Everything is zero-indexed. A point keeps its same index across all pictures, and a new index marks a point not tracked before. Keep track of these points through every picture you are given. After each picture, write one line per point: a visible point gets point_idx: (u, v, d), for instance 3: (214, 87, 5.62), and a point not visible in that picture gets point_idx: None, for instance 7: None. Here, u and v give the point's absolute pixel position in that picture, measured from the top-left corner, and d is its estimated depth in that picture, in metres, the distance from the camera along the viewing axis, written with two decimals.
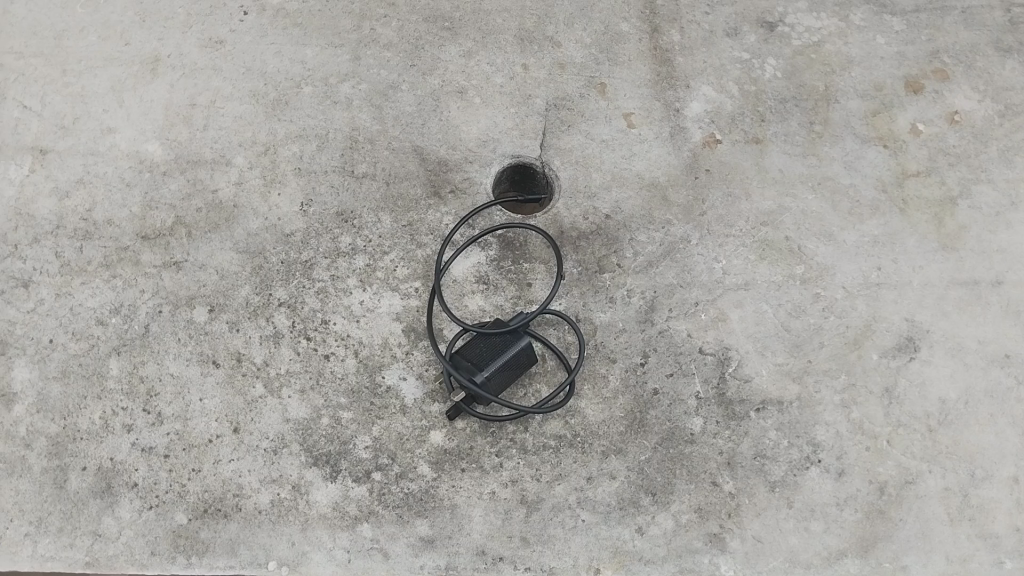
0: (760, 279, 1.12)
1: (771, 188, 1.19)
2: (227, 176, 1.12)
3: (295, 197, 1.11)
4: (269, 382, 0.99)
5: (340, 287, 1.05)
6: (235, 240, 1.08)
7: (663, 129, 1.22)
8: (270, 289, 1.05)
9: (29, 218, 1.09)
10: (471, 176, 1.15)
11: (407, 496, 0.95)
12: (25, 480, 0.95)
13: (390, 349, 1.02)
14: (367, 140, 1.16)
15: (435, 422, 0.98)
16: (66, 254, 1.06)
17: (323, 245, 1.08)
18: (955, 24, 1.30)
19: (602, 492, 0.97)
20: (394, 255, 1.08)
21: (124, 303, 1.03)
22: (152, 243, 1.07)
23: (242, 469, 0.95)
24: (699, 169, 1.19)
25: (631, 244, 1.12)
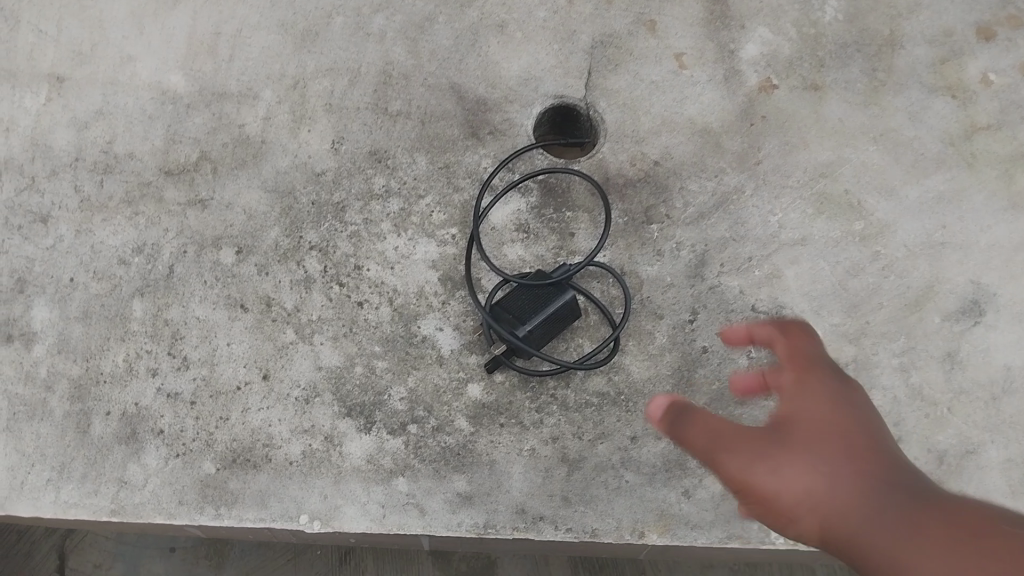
0: (816, 234, 1.06)
1: (830, 139, 1.11)
2: (255, 110, 1.06)
3: (327, 134, 1.05)
4: (300, 329, 0.95)
5: (374, 231, 1.00)
6: (263, 179, 1.02)
7: (717, 72, 1.14)
8: (300, 231, 0.99)
9: (47, 150, 1.03)
10: (511, 117, 1.08)
11: (444, 450, 0.90)
12: (47, 423, 0.92)
13: (427, 298, 0.97)
14: (402, 75, 1.09)
15: (473, 374, 0.93)
16: (86, 188, 1.01)
17: (355, 186, 1.02)
18: None
19: (647, 452, 0.91)
20: (431, 199, 1.02)
21: (147, 243, 0.98)
22: (176, 179, 1.01)
23: (273, 418, 0.91)
24: (754, 116, 1.12)
25: (682, 193, 1.06)
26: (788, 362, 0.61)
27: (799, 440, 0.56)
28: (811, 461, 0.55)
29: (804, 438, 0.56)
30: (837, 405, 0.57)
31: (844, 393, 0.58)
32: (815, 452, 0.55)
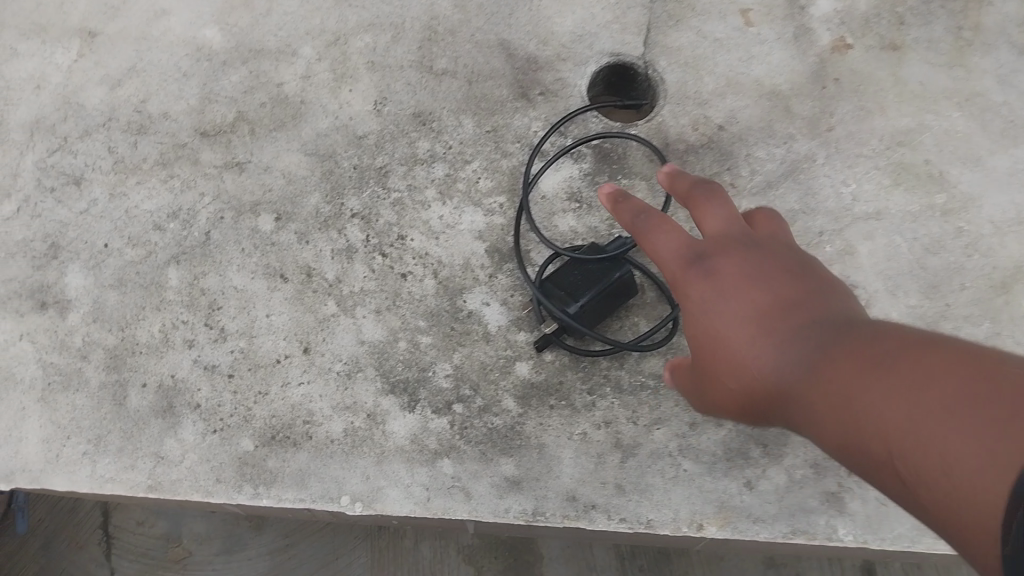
0: (892, 207, 0.98)
1: (910, 103, 1.02)
2: (294, 68, 1.00)
3: (369, 94, 0.99)
4: (342, 300, 0.90)
5: (418, 198, 0.94)
6: (303, 141, 0.97)
7: (786, 30, 1.06)
8: (342, 198, 0.94)
9: (79, 108, 0.99)
10: (564, 76, 1.00)
11: (491, 432, 0.86)
12: (81, 395, 0.89)
13: (473, 270, 0.91)
14: (448, 31, 1.02)
15: (521, 353, 0.88)
16: (120, 149, 0.97)
17: (399, 150, 0.96)
18: None
19: (707, 440, 0.86)
20: (478, 164, 0.96)
21: (183, 208, 0.94)
22: (212, 141, 0.97)
23: (314, 393, 0.87)
24: (827, 77, 1.03)
25: (748, 161, 0.99)
26: (666, 271, 0.64)
27: (715, 354, 0.58)
28: (729, 369, 0.57)
29: (718, 348, 0.58)
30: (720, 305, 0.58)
31: (709, 283, 0.59)
32: (730, 364, 0.57)
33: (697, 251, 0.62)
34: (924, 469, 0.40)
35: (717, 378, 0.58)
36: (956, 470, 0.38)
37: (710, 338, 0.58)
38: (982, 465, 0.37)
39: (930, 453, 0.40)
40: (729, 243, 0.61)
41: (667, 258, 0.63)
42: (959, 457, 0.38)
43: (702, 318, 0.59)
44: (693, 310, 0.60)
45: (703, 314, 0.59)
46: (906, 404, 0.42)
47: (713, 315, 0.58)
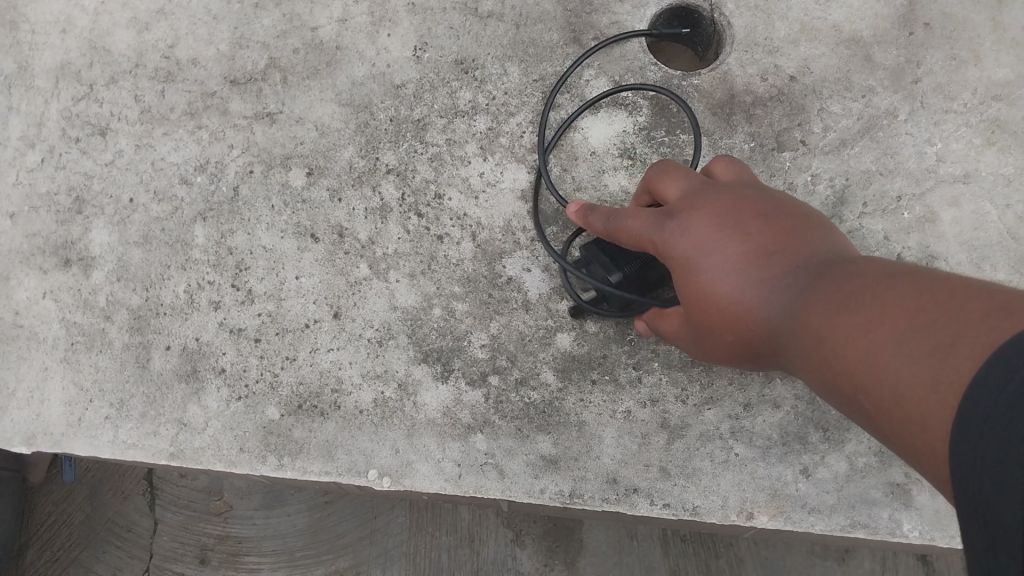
0: (982, 170, 0.88)
1: (1012, 51, 0.90)
2: (329, 10, 0.93)
3: (408, 39, 0.91)
4: (374, 263, 0.85)
5: (457, 154, 0.88)
6: (337, 91, 0.90)
7: None
8: (377, 152, 0.88)
9: (106, 53, 0.93)
10: (620, 19, 0.92)
11: (528, 407, 0.81)
12: (106, 356, 0.86)
13: (514, 233, 0.85)
14: None
15: (563, 323, 0.82)
16: (146, 98, 0.92)
17: (438, 101, 0.89)
18: None
19: (762, 423, 0.80)
20: (522, 117, 0.89)
21: (211, 161, 0.89)
22: (242, 89, 0.91)
23: (343, 360, 0.83)
24: (916, 22, 0.92)
25: (821, 117, 0.90)
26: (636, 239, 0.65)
27: (696, 306, 0.60)
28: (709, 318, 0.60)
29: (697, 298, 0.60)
30: (696, 260, 0.59)
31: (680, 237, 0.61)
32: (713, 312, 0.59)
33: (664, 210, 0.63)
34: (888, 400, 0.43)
35: (704, 330, 0.61)
36: (912, 397, 0.41)
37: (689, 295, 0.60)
38: (931, 389, 0.40)
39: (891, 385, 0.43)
40: (693, 196, 0.63)
41: (638, 228, 0.64)
42: (912, 388, 0.41)
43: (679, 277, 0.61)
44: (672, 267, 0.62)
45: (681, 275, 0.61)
46: (869, 345, 0.45)
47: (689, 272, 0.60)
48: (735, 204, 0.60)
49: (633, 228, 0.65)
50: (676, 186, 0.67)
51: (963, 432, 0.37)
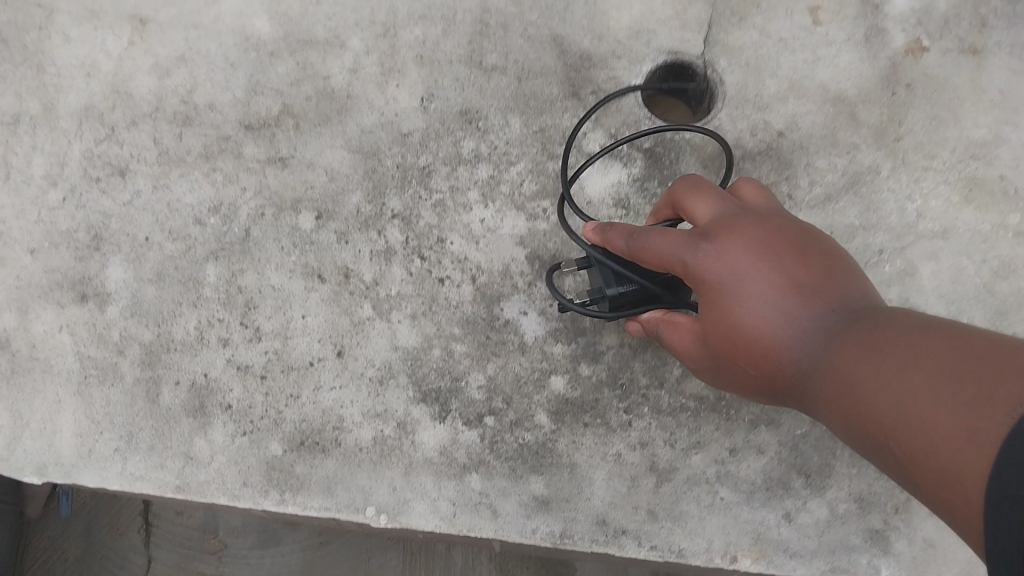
0: (960, 227, 0.93)
1: (987, 113, 0.96)
2: (341, 61, 0.97)
3: (416, 89, 0.96)
4: (377, 304, 0.89)
5: (459, 201, 0.92)
6: (347, 137, 0.95)
7: (858, 29, 0.98)
8: (383, 197, 0.92)
9: (127, 97, 0.97)
10: (617, 75, 0.97)
11: (522, 448, 0.84)
12: (117, 390, 0.89)
13: (512, 277, 0.89)
14: (499, 25, 0.98)
15: (558, 365, 0.86)
16: (165, 141, 0.95)
17: (443, 149, 0.94)
18: None
19: (747, 468, 0.83)
20: (522, 167, 0.93)
21: (225, 203, 0.93)
22: (256, 134, 0.95)
23: (345, 398, 0.86)
24: (898, 83, 0.97)
25: (808, 172, 0.94)
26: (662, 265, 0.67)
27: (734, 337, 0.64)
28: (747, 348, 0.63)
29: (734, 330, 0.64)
30: (728, 291, 0.63)
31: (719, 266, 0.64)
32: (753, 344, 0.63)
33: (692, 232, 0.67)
34: (915, 443, 0.48)
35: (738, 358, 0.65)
36: (944, 446, 0.46)
37: (719, 324, 0.64)
38: (956, 441, 0.45)
39: (921, 429, 0.47)
40: (726, 220, 0.67)
41: (667, 248, 0.66)
42: (939, 437, 0.46)
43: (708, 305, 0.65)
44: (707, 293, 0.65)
45: (712, 304, 0.65)
46: (906, 392, 0.49)
47: (720, 303, 0.64)
48: (770, 240, 0.65)
49: (659, 247, 0.67)
50: (708, 207, 0.71)
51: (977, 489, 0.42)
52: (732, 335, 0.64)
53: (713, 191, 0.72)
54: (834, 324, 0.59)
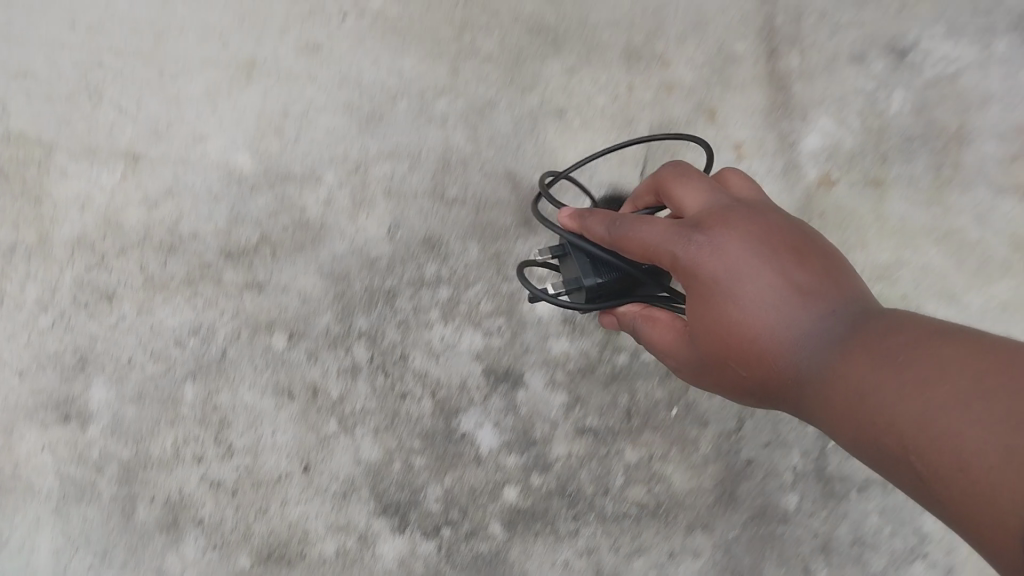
0: None
1: (889, 239, 1.09)
2: (316, 194, 1.07)
3: (383, 219, 1.06)
4: (342, 419, 0.96)
5: (420, 320, 1.01)
6: (319, 263, 1.04)
7: (775, 163, 1.13)
8: (351, 318, 1.01)
9: (117, 228, 1.05)
10: (564, 206, 1.09)
11: (477, 557, 0.93)
12: (94, 508, 0.94)
13: (469, 391, 0.98)
14: (460, 162, 1.10)
15: (511, 476, 0.95)
16: (150, 268, 1.03)
17: (406, 274, 1.03)
18: None
19: (683, 570, 0.94)
20: (478, 288, 1.02)
21: (203, 326, 1.01)
22: (235, 261, 1.04)
23: (311, 512, 0.93)
24: (812, 214, 1.10)
25: None
26: (660, 259, 0.74)
27: (729, 336, 0.71)
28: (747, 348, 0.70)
29: (731, 330, 0.71)
30: (734, 291, 0.70)
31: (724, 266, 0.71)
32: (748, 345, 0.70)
33: (694, 229, 0.73)
34: (922, 440, 0.55)
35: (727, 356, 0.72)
36: (951, 445, 0.54)
37: (721, 324, 0.71)
38: (969, 440, 0.52)
39: (930, 427, 0.55)
40: (720, 215, 0.75)
41: (666, 242, 0.73)
42: (951, 437, 0.53)
43: (710, 306, 0.72)
44: (700, 288, 0.72)
45: (716, 302, 0.71)
46: (913, 396, 0.57)
47: (726, 302, 0.71)
48: (771, 240, 0.72)
49: (650, 238, 0.74)
50: (705, 204, 0.78)
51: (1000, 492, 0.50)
52: (731, 333, 0.71)
53: (705, 188, 0.79)
54: (832, 329, 0.68)
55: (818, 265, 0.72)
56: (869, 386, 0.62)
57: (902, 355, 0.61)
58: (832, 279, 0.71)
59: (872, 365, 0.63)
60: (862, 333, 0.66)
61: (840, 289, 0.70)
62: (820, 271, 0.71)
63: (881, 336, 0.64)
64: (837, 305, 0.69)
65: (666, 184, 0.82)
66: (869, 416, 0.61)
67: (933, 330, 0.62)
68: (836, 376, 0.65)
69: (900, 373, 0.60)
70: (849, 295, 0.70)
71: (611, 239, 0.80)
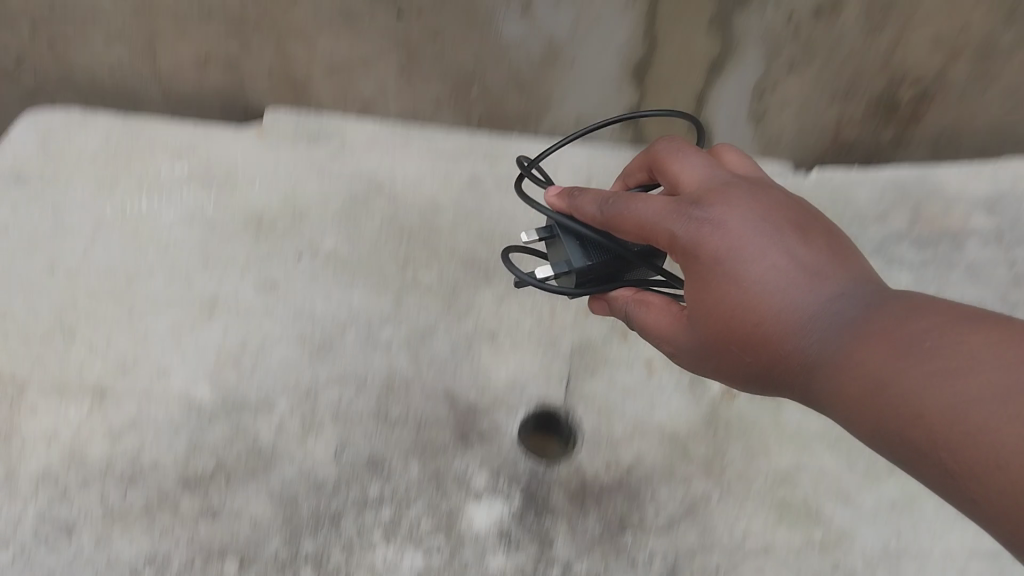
0: (778, 544, 1.11)
1: (788, 445, 1.21)
2: (270, 421, 1.17)
3: (331, 442, 1.16)
4: None
5: (365, 540, 1.08)
6: (271, 488, 1.12)
7: (683, 377, 1.28)
8: (299, 542, 1.07)
9: (82, 460, 1.12)
10: (497, 423, 1.20)
11: None
12: None
13: None
14: (402, 385, 1.22)
15: None
16: (110, 498, 1.09)
17: (352, 495, 1.12)
18: (961, 281, 1.37)
19: None
20: (419, 507, 1.11)
21: (158, 555, 1.05)
22: (193, 489, 1.11)
23: None
24: (718, 423, 1.23)
25: (652, 501, 1.14)
26: (661, 235, 0.86)
27: (740, 318, 0.81)
28: (758, 329, 0.81)
29: (740, 307, 0.81)
30: (740, 272, 0.82)
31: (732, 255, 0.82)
32: (756, 323, 0.81)
33: (697, 211, 0.86)
34: (917, 397, 0.67)
35: (734, 333, 0.82)
36: (953, 414, 0.63)
37: (729, 305, 0.82)
38: (973, 417, 0.62)
39: (924, 387, 0.66)
40: (718, 198, 0.87)
41: (669, 223, 0.86)
42: (962, 408, 0.63)
43: (717, 281, 0.83)
44: (709, 269, 0.83)
45: (721, 281, 0.82)
46: (922, 376, 0.67)
47: (733, 278, 0.82)
48: (768, 223, 0.84)
49: (648, 217, 0.87)
50: (703, 181, 0.92)
51: (989, 442, 0.60)
52: (738, 313, 0.82)
53: (698, 167, 0.94)
54: (837, 313, 0.78)
55: (815, 243, 0.84)
56: (883, 373, 0.71)
57: (898, 324, 0.73)
58: (826, 257, 0.83)
59: (868, 335, 0.74)
60: (854, 309, 0.78)
61: (831, 263, 0.82)
62: (816, 249, 0.83)
63: (874, 309, 0.76)
64: (833, 275, 0.81)
65: (660, 157, 0.98)
66: (867, 379, 0.72)
67: (918, 303, 0.75)
68: (837, 347, 0.76)
69: (898, 342, 0.71)
70: (842, 268, 0.82)
71: (602, 218, 0.93)
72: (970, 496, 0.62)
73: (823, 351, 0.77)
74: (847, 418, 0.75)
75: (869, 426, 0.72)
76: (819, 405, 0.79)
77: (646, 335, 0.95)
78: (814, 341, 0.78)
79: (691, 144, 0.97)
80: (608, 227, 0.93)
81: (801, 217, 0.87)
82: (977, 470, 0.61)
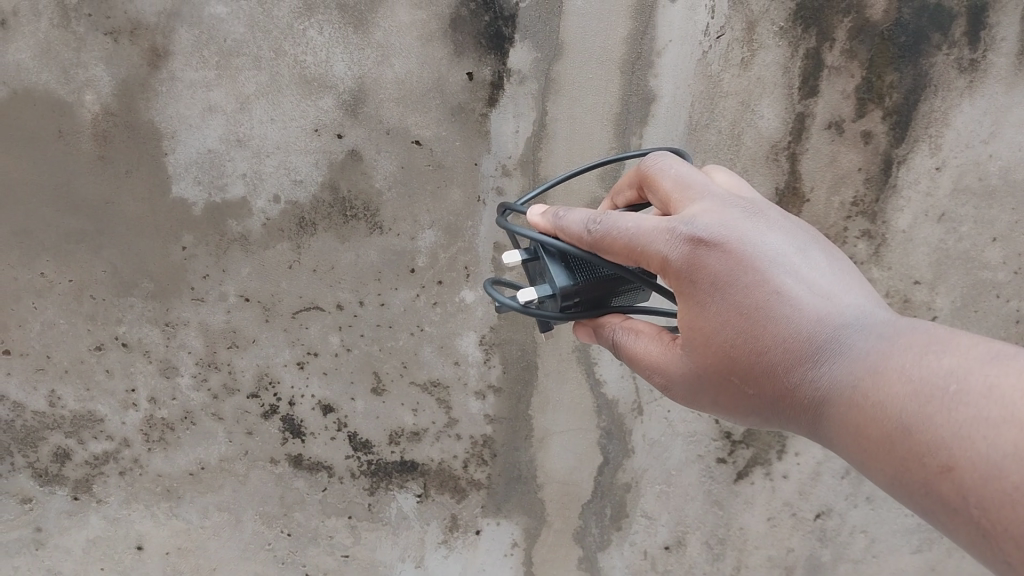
0: None
1: None
2: None
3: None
4: None
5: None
6: None
7: None
8: None
9: None
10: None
11: None
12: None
13: None
14: None
15: None
16: None
17: None
18: None
19: None
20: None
21: None
22: None
23: None
24: None
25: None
26: (661, 267, 1.05)
27: (752, 351, 1.02)
28: (758, 345, 1.01)
29: (744, 336, 1.02)
30: (754, 310, 1.01)
31: (734, 298, 1.02)
32: (760, 344, 1.01)
33: (704, 248, 1.03)
34: (935, 445, 0.80)
35: (738, 356, 1.03)
36: (960, 454, 0.78)
37: (736, 335, 1.02)
38: (977, 458, 0.76)
39: (941, 435, 0.80)
40: (720, 230, 1.03)
41: (663, 248, 1.03)
42: (971, 448, 0.77)
43: (720, 306, 1.03)
44: (716, 306, 1.03)
45: (721, 307, 1.02)
46: (940, 411, 0.81)
47: (735, 307, 1.02)
48: (767, 252, 1.02)
49: (647, 242, 1.04)
50: (689, 188, 1.11)
51: (1007, 497, 0.73)
52: (745, 347, 1.02)
53: (683, 176, 1.13)
54: (848, 339, 0.96)
55: (812, 266, 1.02)
56: (885, 395, 0.88)
57: (906, 366, 0.87)
58: (823, 280, 1.01)
59: (880, 377, 0.90)
60: (861, 346, 0.95)
61: (829, 287, 1.00)
62: (814, 275, 1.01)
63: (881, 351, 0.92)
64: (836, 311, 0.98)
65: (649, 174, 1.15)
66: (881, 421, 0.87)
67: (929, 341, 0.89)
68: (853, 390, 0.92)
69: (908, 383, 0.86)
70: (842, 299, 0.99)
71: (589, 238, 1.08)
72: (985, 536, 0.75)
73: (834, 378, 0.96)
74: (858, 451, 0.91)
75: (886, 469, 0.86)
76: (827, 431, 0.97)
77: (633, 361, 1.17)
78: (824, 380, 0.96)
79: (674, 159, 1.14)
80: (594, 247, 1.08)
81: (795, 232, 1.06)
82: (994, 517, 0.74)
